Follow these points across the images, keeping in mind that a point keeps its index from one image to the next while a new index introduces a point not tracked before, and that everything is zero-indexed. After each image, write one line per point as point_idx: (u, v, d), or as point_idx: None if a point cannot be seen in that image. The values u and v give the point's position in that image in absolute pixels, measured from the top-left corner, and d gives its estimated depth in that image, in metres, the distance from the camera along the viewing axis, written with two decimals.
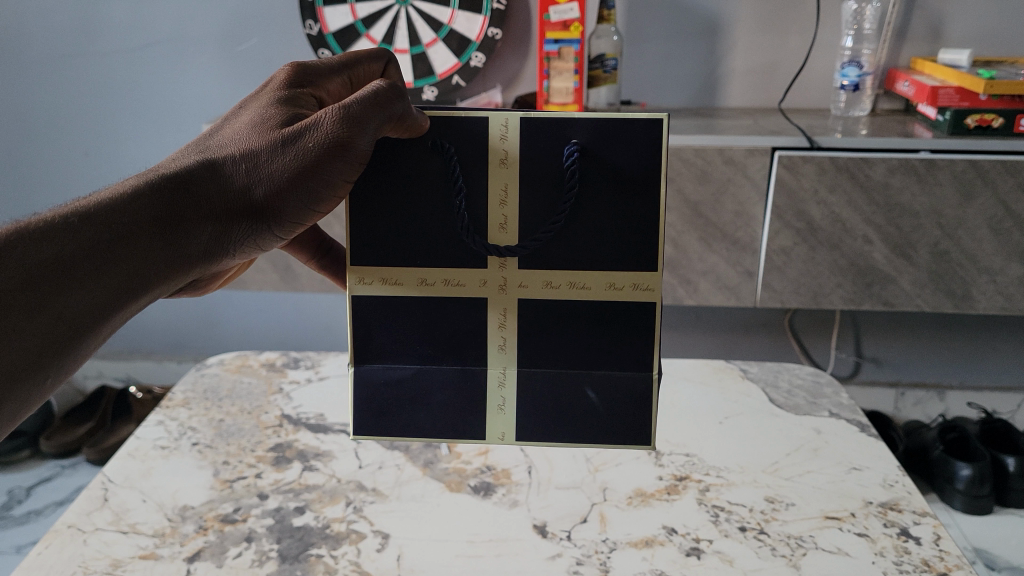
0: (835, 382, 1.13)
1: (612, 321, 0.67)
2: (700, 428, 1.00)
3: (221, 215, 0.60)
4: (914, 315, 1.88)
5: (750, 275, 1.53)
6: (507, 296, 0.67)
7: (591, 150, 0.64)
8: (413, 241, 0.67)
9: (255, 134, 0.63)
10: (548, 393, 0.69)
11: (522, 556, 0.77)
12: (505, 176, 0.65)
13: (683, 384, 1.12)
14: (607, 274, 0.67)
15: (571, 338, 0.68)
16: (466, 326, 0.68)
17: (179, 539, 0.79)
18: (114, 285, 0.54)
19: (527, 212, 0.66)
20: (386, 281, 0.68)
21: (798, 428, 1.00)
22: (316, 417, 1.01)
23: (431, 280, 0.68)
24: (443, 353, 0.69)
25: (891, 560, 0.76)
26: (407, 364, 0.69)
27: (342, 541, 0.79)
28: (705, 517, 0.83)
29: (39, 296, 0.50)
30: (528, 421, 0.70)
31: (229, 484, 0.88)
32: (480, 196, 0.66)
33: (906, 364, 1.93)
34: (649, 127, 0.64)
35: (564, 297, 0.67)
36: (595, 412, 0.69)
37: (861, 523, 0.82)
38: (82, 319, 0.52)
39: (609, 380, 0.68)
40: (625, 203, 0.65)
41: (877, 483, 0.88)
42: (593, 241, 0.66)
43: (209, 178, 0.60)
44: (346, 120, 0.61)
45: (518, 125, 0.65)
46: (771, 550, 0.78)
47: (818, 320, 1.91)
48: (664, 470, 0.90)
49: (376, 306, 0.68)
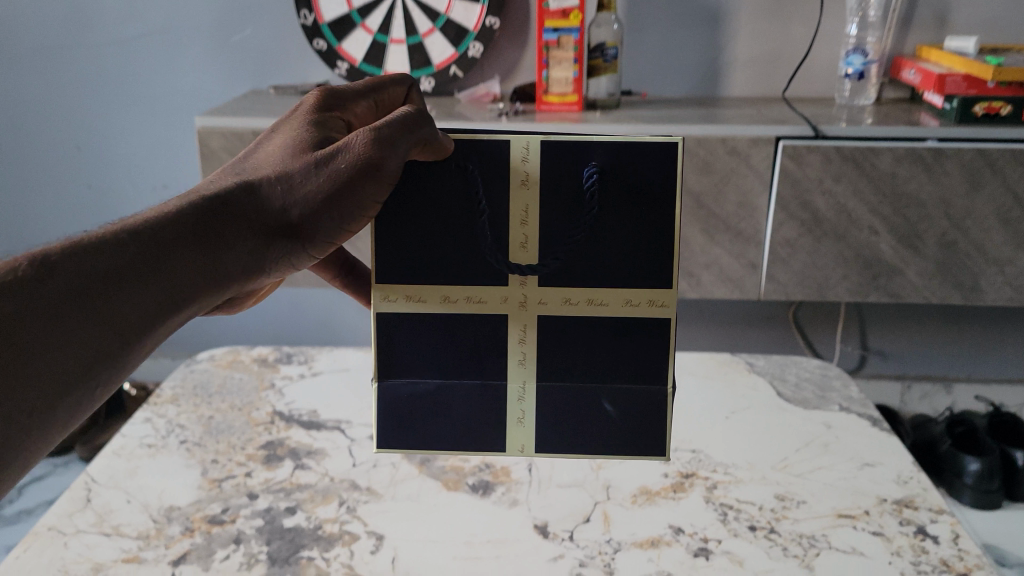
0: (844, 376, 1.10)
1: (631, 341, 0.65)
2: (703, 422, 0.97)
3: (258, 234, 0.57)
4: (920, 307, 1.85)
5: (754, 267, 1.50)
6: (527, 312, 0.64)
7: (613, 174, 0.61)
8: (437, 260, 0.63)
9: (288, 157, 0.60)
10: (567, 406, 0.67)
11: (523, 557, 0.74)
12: (527, 199, 0.62)
13: (687, 377, 1.09)
14: (626, 289, 0.64)
15: (585, 354, 0.65)
16: (487, 340, 0.65)
17: (165, 541, 0.75)
18: (139, 309, 0.50)
19: (553, 230, 0.63)
20: (409, 299, 0.65)
21: (808, 423, 0.96)
22: (308, 414, 0.98)
23: (452, 297, 0.64)
24: (464, 367, 0.66)
25: (908, 560, 0.73)
26: (430, 376, 0.66)
27: (334, 543, 0.76)
28: (713, 516, 0.79)
29: (58, 320, 0.47)
30: (552, 431, 0.67)
31: (218, 484, 0.84)
32: (502, 213, 0.62)
33: (913, 357, 1.90)
34: (665, 152, 0.60)
35: (586, 316, 0.64)
36: (613, 424, 0.67)
37: (875, 521, 0.78)
38: (102, 343, 0.49)
39: (628, 387, 0.66)
40: (646, 225, 0.62)
41: (891, 479, 0.85)
42: (617, 261, 0.63)
43: (245, 197, 0.57)
44: (377, 142, 0.58)
45: (540, 150, 0.61)
46: (782, 550, 0.74)
47: (823, 313, 1.88)
48: (670, 467, 0.87)
49: (404, 324, 0.65)
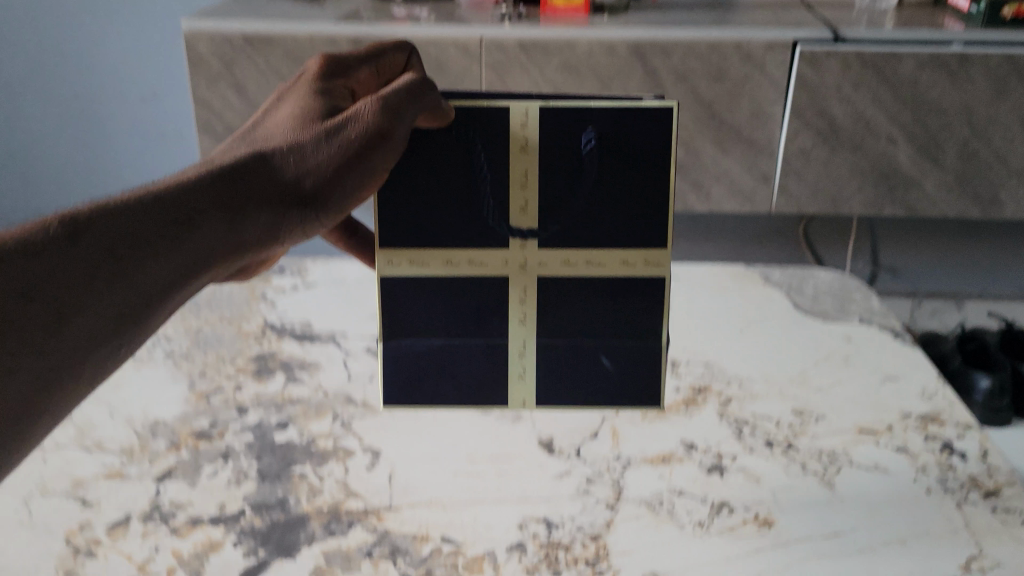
0: (864, 287, 1.05)
1: (627, 298, 0.64)
2: (716, 335, 0.92)
3: (278, 202, 0.52)
4: (935, 220, 1.79)
5: (766, 180, 1.40)
6: (527, 273, 0.63)
7: (608, 139, 0.60)
8: (440, 226, 0.62)
9: (297, 130, 0.57)
10: (566, 362, 0.66)
11: (527, 473, 0.70)
12: (526, 163, 0.60)
13: (700, 288, 1.04)
14: (621, 250, 0.63)
15: (581, 311, 0.64)
16: (490, 301, 0.64)
17: (149, 456, 0.71)
18: (160, 277, 0.45)
19: (553, 192, 0.61)
20: (412, 263, 0.63)
21: (827, 336, 0.92)
22: (301, 326, 0.94)
23: (455, 260, 0.63)
24: (469, 323, 0.64)
25: (934, 478, 0.68)
26: (432, 338, 0.65)
27: (328, 459, 0.72)
28: (727, 432, 0.75)
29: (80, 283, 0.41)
30: (554, 384, 0.66)
31: (206, 397, 0.80)
32: (502, 175, 0.61)
33: (925, 272, 1.85)
34: (654, 117, 0.60)
35: (581, 275, 0.63)
36: (610, 380, 0.66)
37: (899, 437, 0.74)
38: (122, 313, 0.43)
39: (623, 339, 0.65)
40: (641, 191, 0.61)
41: (915, 393, 0.81)
42: (614, 226, 0.62)
43: (260, 163, 0.53)
44: (387, 112, 0.56)
45: (539, 116, 0.60)
46: (801, 467, 0.70)
47: (834, 227, 1.82)
48: (682, 381, 0.83)
49: (409, 287, 0.63)
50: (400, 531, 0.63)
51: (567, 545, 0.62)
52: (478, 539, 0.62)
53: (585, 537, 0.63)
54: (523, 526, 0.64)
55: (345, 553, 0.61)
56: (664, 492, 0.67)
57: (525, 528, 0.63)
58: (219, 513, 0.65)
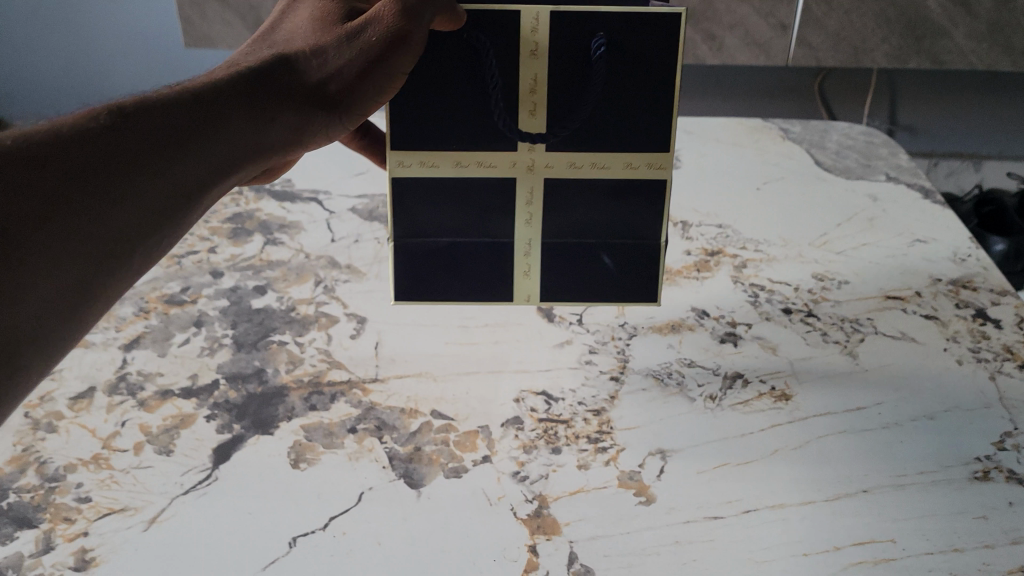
0: (892, 144, 0.96)
1: (627, 202, 0.54)
2: (730, 193, 0.85)
3: (288, 111, 0.45)
4: (957, 74, 1.67)
5: (784, 29, 1.22)
6: (534, 176, 0.53)
7: (621, 47, 0.50)
8: (444, 132, 0.52)
9: (304, 30, 0.49)
10: (571, 268, 0.57)
11: (524, 343, 0.64)
12: (535, 69, 0.50)
13: (714, 144, 0.95)
14: (627, 151, 0.53)
15: (583, 212, 0.55)
16: (497, 199, 0.54)
17: (115, 323, 0.66)
18: (164, 198, 0.38)
19: (565, 98, 0.51)
20: (422, 165, 0.53)
21: (851, 195, 0.84)
22: (281, 184, 0.86)
23: (463, 161, 0.53)
24: (478, 218, 0.55)
25: (966, 347, 0.63)
26: (437, 237, 0.55)
27: (309, 327, 0.66)
28: (742, 298, 0.69)
29: (70, 207, 0.35)
30: (556, 288, 0.57)
31: (177, 260, 0.74)
32: (510, 83, 0.51)
33: (943, 133, 1.74)
34: (670, 24, 0.49)
35: (588, 182, 0.54)
36: (609, 282, 0.57)
37: (928, 303, 0.68)
38: (117, 242, 0.36)
39: (621, 239, 0.55)
40: (644, 99, 0.51)
41: (945, 257, 0.74)
42: (618, 134, 0.52)
43: (266, 67, 0.46)
44: (406, 7, 0.46)
45: (550, 22, 0.49)
46: (821, 336, 0.65)
47: (851, 83, 1.71)
48: (693, 244, 0.76)
49: (422, 195, 0.53)
50: (386, 405, 0.58)
51: (567, 420, 0.57)
52: (472, 413, 0.57)
53: (586, 411, 0.58)
54: (520, 400, 0.59)
55: (328, 428, 0.56)
56: (672, 364, 0.62)
57: (522, 402, 0.58)
58: (191, 385, 0.60)
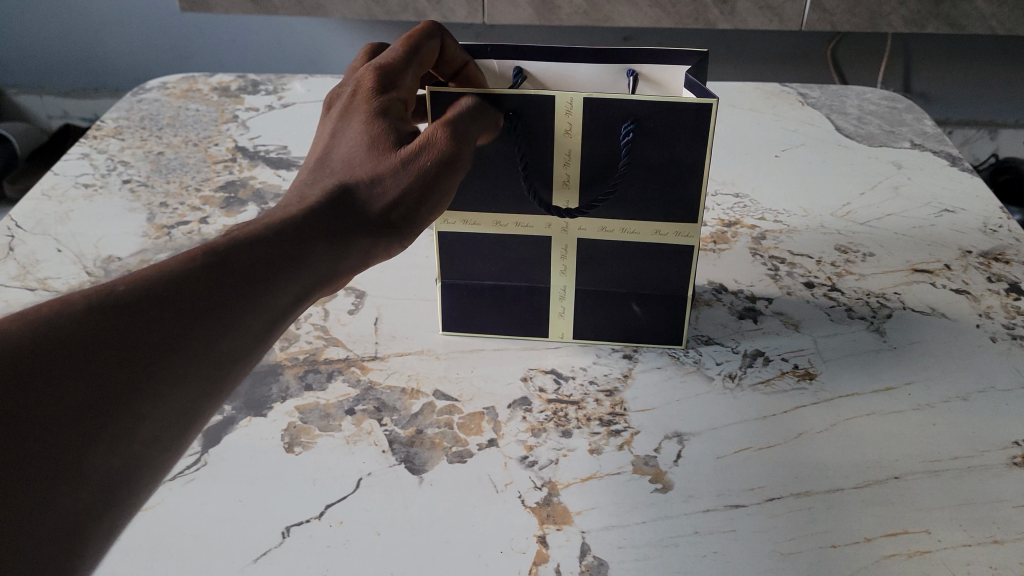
0: (915, 108, 0.92)
1: (656, 261, 0.55)
2: (749, 163, 0.81)
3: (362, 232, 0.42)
4: (972, 39, 1.61)
5: None
6: (568, 236, 0.55)
7: (649, 135, 0.49)
8: (488, 199, 0.54)
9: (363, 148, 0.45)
10: (603, 316, 0.57)
11: None
12: (569, 146, 0.51)
13: (728, 109, 0.91)
14: (656, 221, 0.53)
15: (613, 260, 0.55)
16: (534, 254, 0.56)
17: None
18: (237, 349, 0.34)
19: (597, 172, 0.52)
20: (464, 223, 0.55)
21: (874, 162, 0.81)
22: (277, 151, 0.83)
23: (504, 221, 0.55)
24: (517, 266, 0.56)
25: (1000, 324, 0.60)
26: (481, 279, 0.57)
27: None
28: (762, 271, 0.66)
29: (144, 375, 0.30)
30: (595, 324, 0.58)
31: (166, 232, 0.70)
32: (547, 161, 0.52)
33: (958, 101, 1.68)
34: (698, 117, 0.48)
35: (617, 246, 0.54)
36: (640, 325, 0.57)
37: (959, 277, 0.65)
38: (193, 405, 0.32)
39: (652, 289, 0.56)
40: (670, 182, 0.51)
41: (976, 228, 0.70)
42: (645, 204, 0.52)
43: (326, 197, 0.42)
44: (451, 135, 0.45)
45: (584, 107, 0.49)
46: (846, 312, 0.61)
47: (864, 48, 1.65)
48: (709, 215, 0.73)
49: (465, 246, 0.56)
50: (386, 384, 0.55)
51: (579, 402, 0.54)
52: (477, 393, 0.54)
53: (598, 392, 0.54)
54: (528, 379, 0.55)
55: (325, 410, 0.53)
56: (689, 342, 0.59)
57: (531, 381, 0.55)
58: None
